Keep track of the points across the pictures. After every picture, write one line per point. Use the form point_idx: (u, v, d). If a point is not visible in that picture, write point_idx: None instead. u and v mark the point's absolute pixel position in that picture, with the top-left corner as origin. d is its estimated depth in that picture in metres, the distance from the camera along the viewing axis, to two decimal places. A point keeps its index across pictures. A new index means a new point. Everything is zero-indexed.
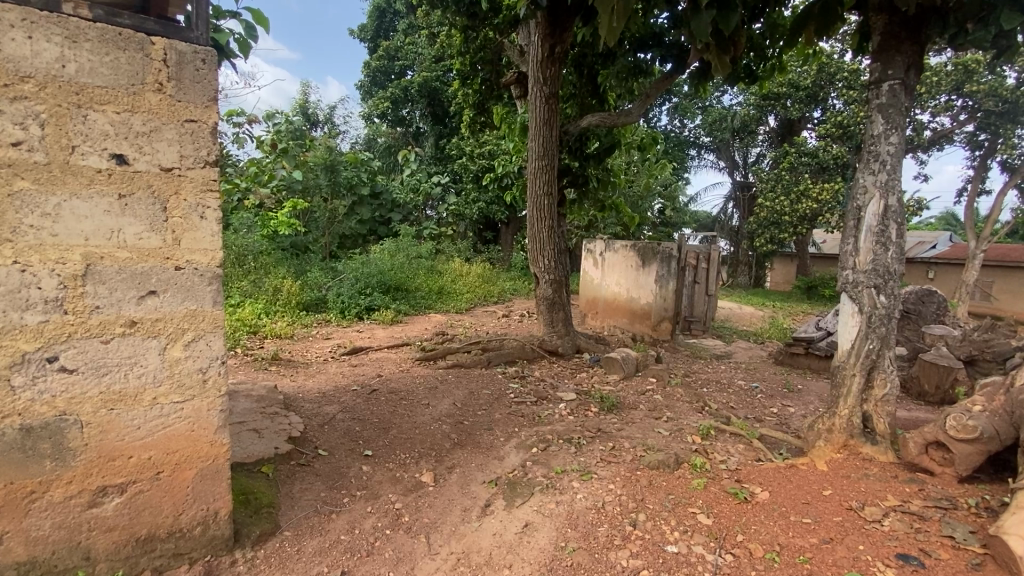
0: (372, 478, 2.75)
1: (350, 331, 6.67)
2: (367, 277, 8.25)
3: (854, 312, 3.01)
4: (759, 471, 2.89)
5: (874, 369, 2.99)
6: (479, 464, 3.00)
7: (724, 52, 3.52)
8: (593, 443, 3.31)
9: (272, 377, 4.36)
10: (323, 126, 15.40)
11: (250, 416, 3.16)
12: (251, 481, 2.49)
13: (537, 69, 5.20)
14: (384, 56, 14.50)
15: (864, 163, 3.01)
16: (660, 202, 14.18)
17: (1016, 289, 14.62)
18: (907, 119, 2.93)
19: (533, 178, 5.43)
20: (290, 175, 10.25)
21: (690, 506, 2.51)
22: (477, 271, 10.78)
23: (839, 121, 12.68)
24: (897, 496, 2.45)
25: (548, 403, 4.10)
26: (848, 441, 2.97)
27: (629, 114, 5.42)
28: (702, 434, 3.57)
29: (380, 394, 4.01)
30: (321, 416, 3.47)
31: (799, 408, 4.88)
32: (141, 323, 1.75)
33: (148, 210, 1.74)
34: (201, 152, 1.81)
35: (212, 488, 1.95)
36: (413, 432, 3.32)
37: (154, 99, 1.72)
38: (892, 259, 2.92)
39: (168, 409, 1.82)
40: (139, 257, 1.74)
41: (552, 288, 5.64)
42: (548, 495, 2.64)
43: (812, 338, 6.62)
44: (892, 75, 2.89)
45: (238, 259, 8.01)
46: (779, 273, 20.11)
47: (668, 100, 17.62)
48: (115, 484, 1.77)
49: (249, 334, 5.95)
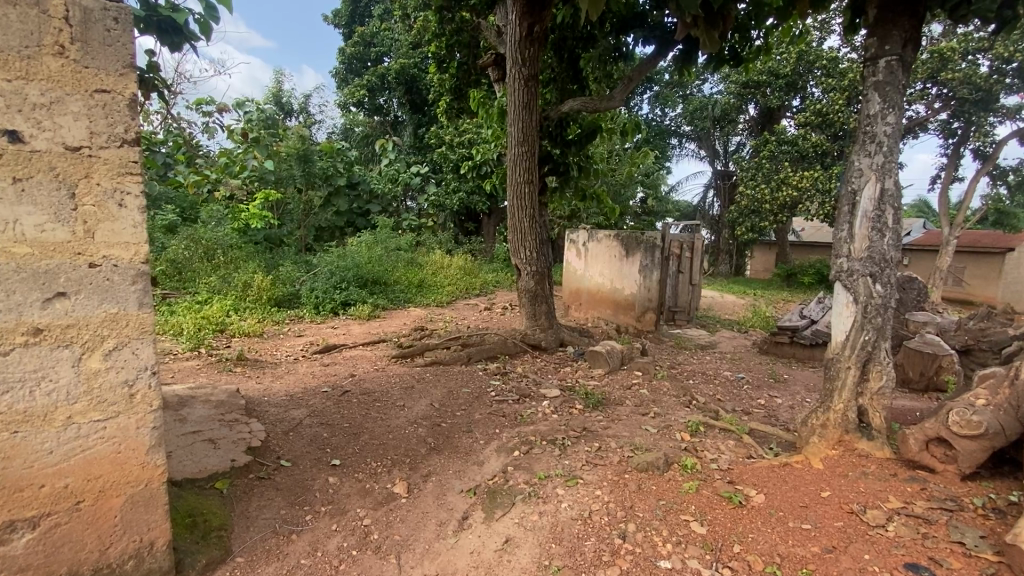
0: (339, 491, 2.53)
1: (324, 328, 6.39)
2: (343, 270, 7.95)
3: (849, 302, 2.86)
4: (752, 471, 2.74)
5: (868, 362, 2.84)
6: (457, 472, 2.79)
7: (714, 27, 3.37)
8: (578, 444, 3.13)
9: (238, 379, 4.10)
10: (298, 116, 14.91)
11: (205, 424, 2.90)
12: (201, 500, 2.26)
13: (515, 51, 4.93)
14: (359, 43, 14.01)
15: (859, 144, 2.84)
16: (642, 191, 14.04)
17: (986, 275, 14.89)
18: (904, 97, 2.77)
19: (513, 165, 5.20)
20: (262, 165, 9.89)
21: (682, 512, 2.34)
22: (458, 263, 10.54)
23: (817, 108, 12.61)
24: (899, 497, 2.31)
25: (531, 401, 3.91)
26: (843, 436, 2.84)
27: (611, 99, 5.21)
28: (692, 431, 3.42)
29: (352, 395, 3.77)
30: (286, 421, 3.22)
31: (786, 399, 4.79)
32: (48, 331, 1.50)
33: (52, 197, 1.49)
34: (117, 129, 1.57)
35: (146, 517, 1.72)
36: (386, 437, 3.10)
37: (54, 65, 1.47)
38: (889, 246, 2.77)
39: (89, 428, 1.58)
40: (42, 252, 1.48)
41: (534, 280, 5.43)
42: (530, 505, 2.45)
43: (797, 327, 6.51)
44: (889, 50, 2.74)
45: (207, 254, 7.66)
46: (760, 262, 20.13)
47: (649, 88, 17.53)
48: (24, 518, 1.52)
49: (216, 333, 5.64)
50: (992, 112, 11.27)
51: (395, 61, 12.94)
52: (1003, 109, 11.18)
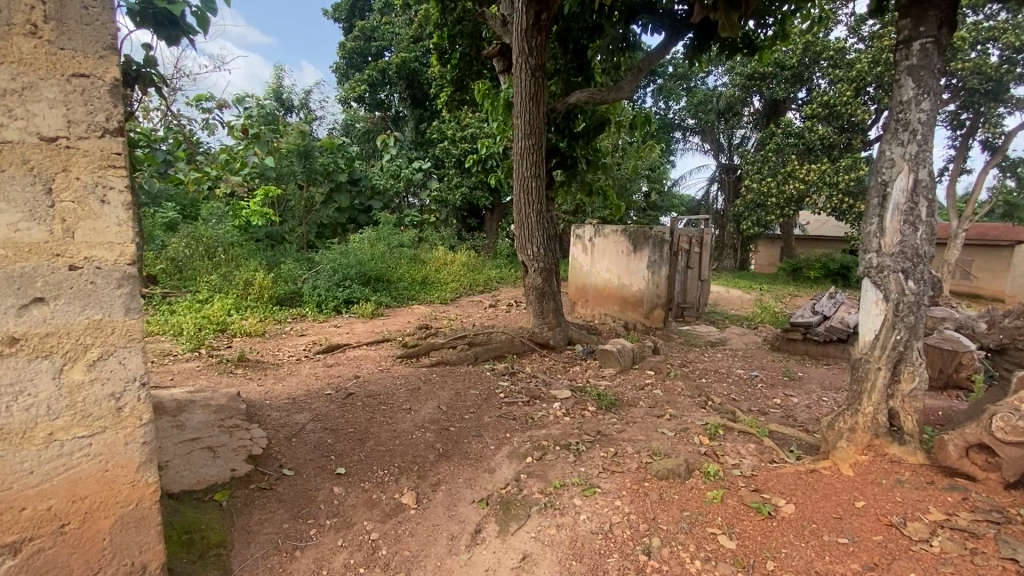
0: (345, 503, 2.40)
1: (326, 327, 6.25)
2: (346, 268, 7.84)
3: (879, 300, 2.72)
4: (778, 478, 2.60)
5: (900, 363, 2.68)
6: (467, 480, 2.66)
7: (734, 10, 3.23)
8: (593, 449, 2.99)
9: (238, 381, 3.97)
10: (299, 112, 14.74)
11: (204, 431, 2.76)
12: (199, 513, 2.14)
13: (521, 39, 4.75)
14: (360, 37, 13.79)
15: (891, 133, 2.68)
16: (646, 185, 13.87)
17: (994, 268, 14.66)
18: (940, 83, 2.61)
19: (519, 158, 5.04)
20: (262, 162, 9.75)
21: (709, 525, 2.21)
22: (461, 260, 10.39)
23: (825, 100, 12.40)
24: (940, 508, 2.17)
25: (541, 403, 3.77)
26: (873, 441, 2.69)
27: (620, 90, 5.06)
28: (710, 435, 3.28)
29: (357, 398, 3.63)
30: (288, 427, 3.10)
31: (803, 398, 4.64)
32: (25, 340, 1.37)
33: (26, 193, 1.36)
34: (98, 117, 1.44)
35: (137, 539, 1.60)
36: (392, 443, 2.96)
37: (26, 47, 1.34)
38: (922, 240, 2.62)
39: (73, 445, 1.45)
40: (16, 255, 1.35)
41: (542, 277, 5.29)
42: (547, 517, 2.31)
43: (809, 324, 6.33)
44: (924, 32, 2.58)
45: (207, 252, 7.55)
46: (764, 256, 19.89)
47: (653, 80, 17.30)
48: (4, 544, 1.40)
49: (216, 333, 5.52)
50: (1002, 103, 10.96)
51: (396, 55, 12.75)
52: (1012, 100, 10.92)
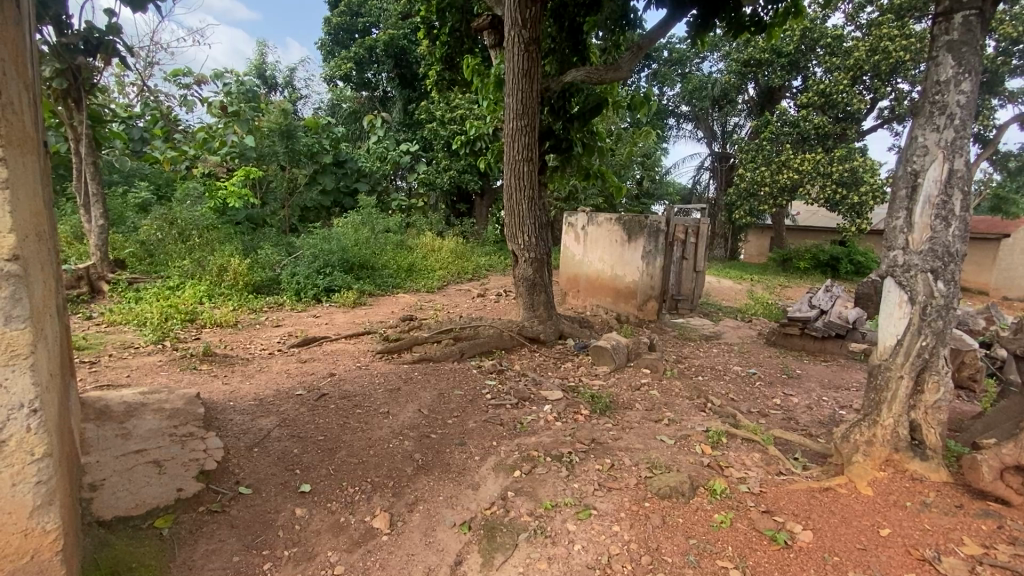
0: (307, 528, 2.15)
1: (304, 317, 5.92)
2: (327, 254, 7.41)
3: (904, 302, 2.45)
4: (791, 496, 2.36)
5: (924, 371, 2.42)
6: (448, 498, 2.39)
7: None
8: (588, 461, 2.72)
9: (200, 380, 3.63)
10: (283, 90, 14.16)
11: (152, 441, 2.44)
12: (135, 547, 1.89)
13: (514, 10, 4.38)
14: (346, 12, 13.05)
15: (925, 116, 2.40)
16: (640, 172, 13.50)
17: (980, 261, 14.53)
18: (982, 62, 2.34)
19: (509, 139, 4.69)
20: (242, 141, 9.32)
21: (719, 557, 1.99)
22: (449, 247, 10.02)
23: (821, 88, 12.07)
24: (975, 540, 1.97)
25: (531, 406, 3.49)
26: (892, 456, 2.44)
27: (617, 69, 4.74)
28: (713, 443, 3.02)
29: (330, 400, 3.32)
30: (250, 434, 2.78)
31: (804, 397, 4.43)
32: None
33: None
34: None
35: None
36: (365, 454, 2.67)
37: None
38: (955, 237, 2.36)
39: None
40: None
41: (532, 268, 4.98)
42: (537, 547, 2.08)
43: (807, 318, 6.07)
44: (968, 2, 2.29)
45: (181, 235, 7.13)
46: (754, 246, 19.60)
47: (649, 65, 16.91)
48: None
49: (184, 323, 5.13)
50: (996, 95, 10.77)
51: (384, 32, 12.20)
52: (1006, 92, 10.70)
